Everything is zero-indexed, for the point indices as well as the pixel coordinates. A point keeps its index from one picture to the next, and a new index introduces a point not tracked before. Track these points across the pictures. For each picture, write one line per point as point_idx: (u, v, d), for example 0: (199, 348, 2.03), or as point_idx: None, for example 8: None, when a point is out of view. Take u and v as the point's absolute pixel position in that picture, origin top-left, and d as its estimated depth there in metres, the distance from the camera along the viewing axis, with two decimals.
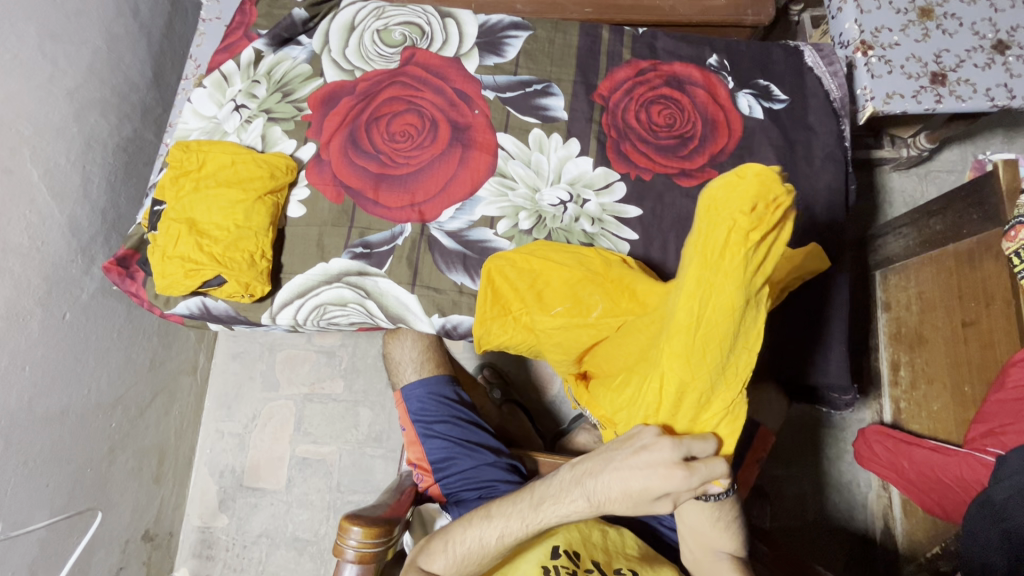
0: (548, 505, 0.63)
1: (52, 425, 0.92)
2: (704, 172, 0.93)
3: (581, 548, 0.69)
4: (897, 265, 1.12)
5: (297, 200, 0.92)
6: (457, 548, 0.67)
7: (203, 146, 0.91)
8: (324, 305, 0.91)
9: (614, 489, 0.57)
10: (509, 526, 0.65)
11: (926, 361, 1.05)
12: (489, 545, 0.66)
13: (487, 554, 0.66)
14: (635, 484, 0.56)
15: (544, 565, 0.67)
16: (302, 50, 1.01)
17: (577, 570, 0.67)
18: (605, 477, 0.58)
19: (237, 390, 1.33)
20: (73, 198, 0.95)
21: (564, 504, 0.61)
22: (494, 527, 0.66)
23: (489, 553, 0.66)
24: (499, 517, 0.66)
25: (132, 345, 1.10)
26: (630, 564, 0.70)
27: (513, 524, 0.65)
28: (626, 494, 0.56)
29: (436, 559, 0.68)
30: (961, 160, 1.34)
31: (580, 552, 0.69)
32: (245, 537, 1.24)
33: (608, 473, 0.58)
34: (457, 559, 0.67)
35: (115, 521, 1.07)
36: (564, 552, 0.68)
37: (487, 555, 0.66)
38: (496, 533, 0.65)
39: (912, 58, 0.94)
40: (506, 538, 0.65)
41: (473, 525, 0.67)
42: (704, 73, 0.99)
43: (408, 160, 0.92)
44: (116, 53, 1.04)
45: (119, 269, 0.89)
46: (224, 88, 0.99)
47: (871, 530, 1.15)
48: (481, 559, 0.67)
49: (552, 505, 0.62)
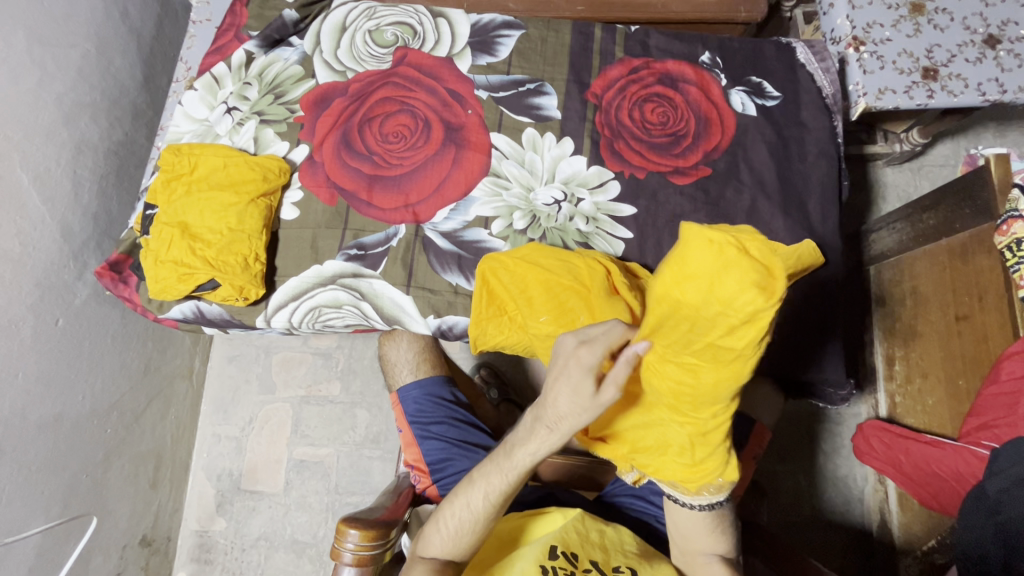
0: (519, 451, 0.62)
1: (46, 431, 0.91)
2: (698, 169, 0.93)
3: (579, 549, 0.69)
4: (891, 260, 1.12)
5: (291, 202, 0.92)
6: (451, 519, 0.67)
7: (195, 149, 0.91)
8: (319, 307, 0.90)
9: (559, 411, 0.57)
10: (491, 482, 0.65)
11: (920, 355, 1.06)
12: (478, 509, 0.65)
13: (478, 519, 0.65)
14: (568, 405, 0.56)
15: (543, 565, 0.65)
16: (293, 51, 1.00)
17: (575, 570, 0.66)
18: (551, 411, 0.58)
19: (234, 394, 1.33)
20: (64, 203, 0.94)
21: (531, 445, 0.61)
22: (479, 485, 0.66)
23: (479, 518, 0.66)
24: (481, 478, 0.66)
25: (127, 350, 1.10)
26: (629, 562, 0.69)
27: (494, 480, 0.64)
28: (572, 418, 0.56)
29: (432, 536, 0.68)
30: (954, 154, 1.35)
31: (578, 553, 0.68)
32: (244, 540, 1.24)
33: (547, 399, 0.58)
34: (452, 533, 0.66)
35: (112, 527, 1.06)
36: (562, 554, 0.67)
37: (481, 519, 0.66)
38: (482, 496, 0.65)
39: (904, 54, 0.94)
40: (493, 496, 0.65)
41: (459, 497, 0.67)
42: (697, 70, 0.99)
43: (401, 161, 0.92)
44: (106, 56, 1.03)
45: (112, 274, 0.89)
46: (215, 91, 0.99)
47: (867, 524, 1.15)
48: (476, 528, 0.66)
49: (522, 449, 0.62)
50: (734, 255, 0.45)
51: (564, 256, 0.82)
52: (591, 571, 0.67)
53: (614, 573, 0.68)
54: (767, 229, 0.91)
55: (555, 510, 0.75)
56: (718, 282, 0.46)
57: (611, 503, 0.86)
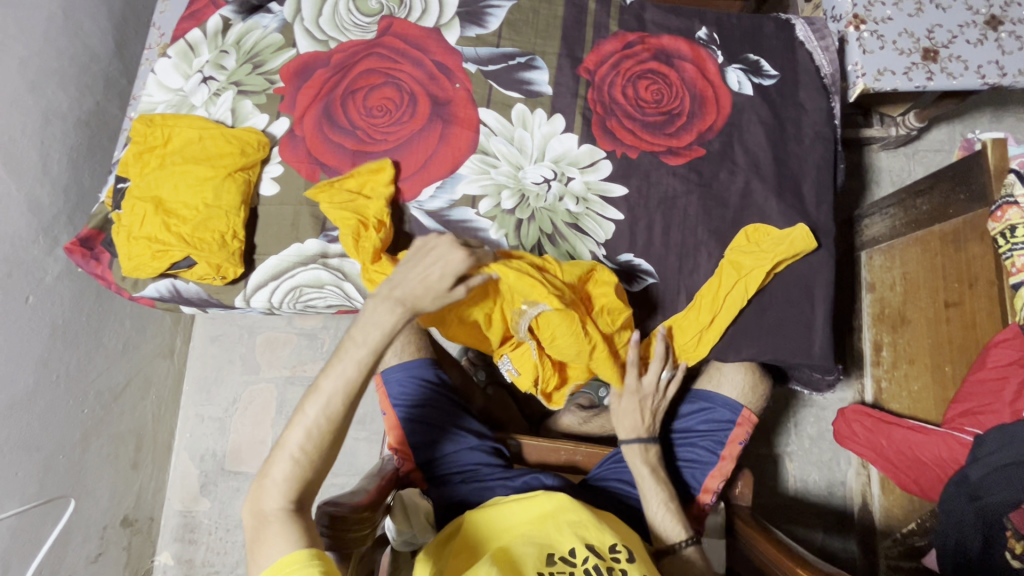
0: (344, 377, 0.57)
1: (19, 412, 0.89)
2: (692, 149, 0.91)
3: (574, 543, 0.65)
4: (883, 245, 1.12)
5: (270, 177, 0.88)
6: (270, 487, 0.55)
7: (169, 120, 0.86)
8: (301, 287, 0.87)
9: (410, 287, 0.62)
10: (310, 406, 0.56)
11: (908, 340, 1.05)
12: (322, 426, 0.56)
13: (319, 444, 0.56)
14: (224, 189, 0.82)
15: (540, 572, 0.62)
16: (273, 18, 0.95)
17: (575, 569, 0.63)
18: (379, 317, 0.60)
19: (217, 374, 1.30)
20: (32, 174, 0.90)
21: (355, 348, 0.58)
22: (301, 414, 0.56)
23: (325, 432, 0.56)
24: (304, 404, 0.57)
25: (103, 328, 1.07)
26: (625, 543, 0.67)
27: (321, 421, 0.56)
28: (402, 297, 0.62)
29: (270, 507, 0.54)
30: (949, 140, 1.34)
31: (574, 548, 0.64)
32: (228, 521, 1.23)
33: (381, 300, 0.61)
34: (291, 474, 0.55)
35: (91, 507, 1.05)
36: (559, 558, 0.64)
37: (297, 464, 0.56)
38: (321, 424, 0.56)
39: (905, 34, 0.93)
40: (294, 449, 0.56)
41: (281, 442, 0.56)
42: (693, 47, 0.96)
43: (386, 136, 0.89)
44: (73, 19, 0.97)
45: (82, 250, 0.84)
46: (190, 59, 0.94)
47: (849, 507, 1.17)
48: (305, 479, 0.56)
49: (338, 378, 0.57)
50: (156, 135, 0.85)
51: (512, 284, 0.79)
52: (590, 559, 0.63)
53: (610, 554, 0.65)
54: (759, 212, 0.89)
55: (540, 493, 0.70)
56: (185, 135, 0.85)
57: (597, 486, 0.86)
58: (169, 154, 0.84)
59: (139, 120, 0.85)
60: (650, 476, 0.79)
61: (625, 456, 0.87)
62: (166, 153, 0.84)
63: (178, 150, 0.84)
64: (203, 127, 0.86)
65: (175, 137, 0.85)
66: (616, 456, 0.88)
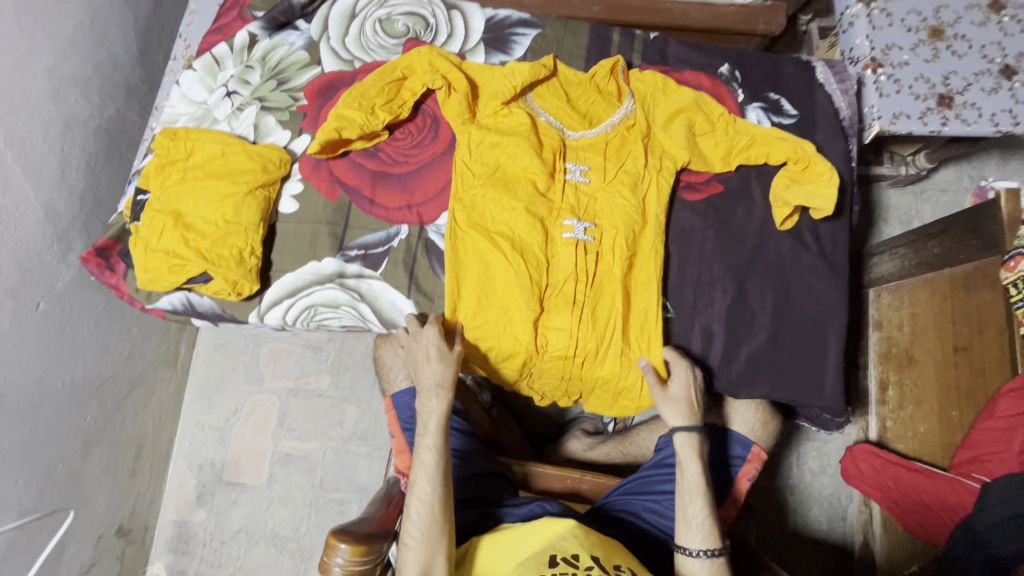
0: (431, 448, 0.73)
1: (24, 419, 0.88)
2: (710, 185, 0.92)
3: (578, 549, 0.64)
4: (891, 284, 1.13)
5: (290, 194, 0.88)
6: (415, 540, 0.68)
7: (192, 134, 0.86)
8: (315, 306, 0.86)
9: (410, 568, 0.66)
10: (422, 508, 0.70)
11: (915, 382, 1.06)
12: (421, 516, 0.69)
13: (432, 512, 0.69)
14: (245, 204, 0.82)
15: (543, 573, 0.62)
16: (299, 36, 0.96)
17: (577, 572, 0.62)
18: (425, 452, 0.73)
19: (219, 382, 1.30)
20: (50, 181, 0.89)
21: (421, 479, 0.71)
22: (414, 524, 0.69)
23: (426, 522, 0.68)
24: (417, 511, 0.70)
25: (110, 335, 1.06)
26: (630, 564, 0.66)
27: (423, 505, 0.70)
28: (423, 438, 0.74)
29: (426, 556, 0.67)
30: (956, 180, 1.36)
31: (578, 553, 0.64)
32: (223, 533, 1.22)
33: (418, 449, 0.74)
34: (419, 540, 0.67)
35: (87, 516, 1.04)
36: (562, 560, 0.63)
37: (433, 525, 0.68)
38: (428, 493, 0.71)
39: (921, 79, 0.95)
40: (427, 477, 0.71)
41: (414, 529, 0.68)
42: (714, 83, 0.97)
43: (407, 158, 0.90)
44: (99, 27, 0.98)
45: (98, 260, 0.84)
46: (215, 73, 0.94)
47: (850, 544, 1.16)
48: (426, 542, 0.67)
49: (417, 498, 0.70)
50: (178, 147, 0.85)
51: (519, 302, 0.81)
52: (593, 568, 0.63)
53: (615, 570, 0.64)
54: (776, 252, 0.89)
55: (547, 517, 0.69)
56: (205, 149, 0.85)
57: (602, 518, 0.84)
58: (190, 167, 0.84)
59: (164, 130, 0.86)
60: (697, 459, 0.78)
61: (634, 489, 0.87)
62: (188, 166, 0.84)
63: (198, 164, 0.84)
64: (223, 139, 0.86)
65: (195, 149, 0.85)
66: (624, 488, 0.88)
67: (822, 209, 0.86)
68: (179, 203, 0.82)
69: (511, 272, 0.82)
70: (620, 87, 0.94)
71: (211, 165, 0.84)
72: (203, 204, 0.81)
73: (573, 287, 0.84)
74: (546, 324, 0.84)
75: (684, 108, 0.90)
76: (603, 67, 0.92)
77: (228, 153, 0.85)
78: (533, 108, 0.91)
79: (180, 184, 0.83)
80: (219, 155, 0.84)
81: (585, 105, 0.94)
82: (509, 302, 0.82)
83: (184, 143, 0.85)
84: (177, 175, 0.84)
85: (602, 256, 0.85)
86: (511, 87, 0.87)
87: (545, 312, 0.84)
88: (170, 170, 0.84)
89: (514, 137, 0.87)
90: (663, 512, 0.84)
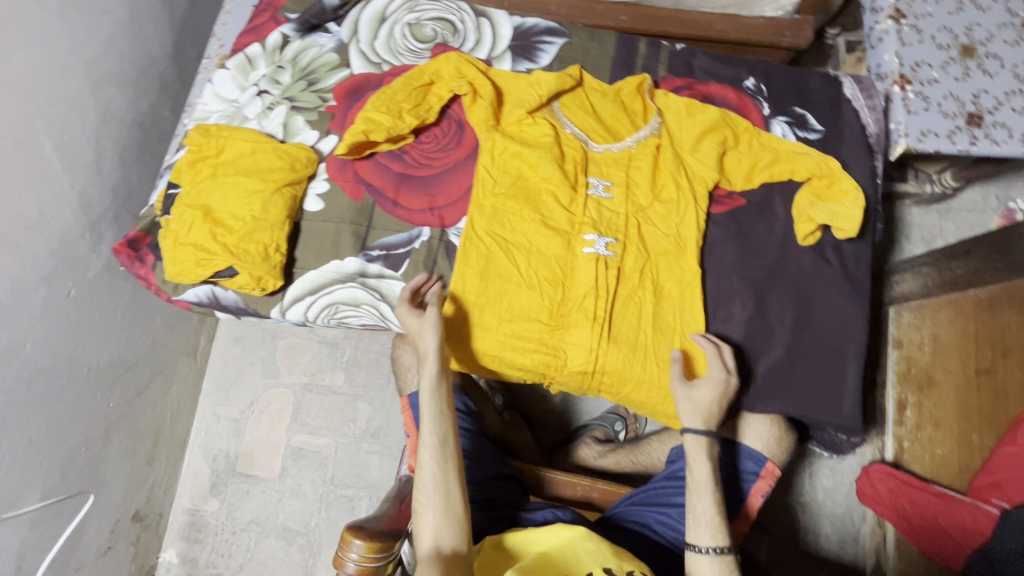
0: (430, 417, 0.74)
1: (51, 403, 0.90)
2: (732, 199, 0.91)
3: (592, 565, 0.65)
4: (912, 303, 1.12)
5: (315, 194, 0.90)
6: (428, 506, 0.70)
7: (224, 131, 0.88)
8: (337, 304, 0.88)
9: (426, 533, 0.69)
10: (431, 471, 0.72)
11: (934, 404, 1.04)
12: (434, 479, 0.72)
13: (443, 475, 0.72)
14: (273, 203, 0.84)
15: None
16: (330, 38, 0.98)
17: None
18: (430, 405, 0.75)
19: (236, 375, 1.32)
20: (85, 173, 0.92)
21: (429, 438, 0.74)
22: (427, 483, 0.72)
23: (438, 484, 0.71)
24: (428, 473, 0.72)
25: (135, 325, 1.08)
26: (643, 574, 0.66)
27: (434, 465, 0.72)
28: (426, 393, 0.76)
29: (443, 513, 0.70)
30: (983, 200, 1.33)
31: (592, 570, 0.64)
32: (235, 523, 1.23)
33: (422, 420, 0.74)
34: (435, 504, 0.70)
35: (106, 501, 1.06)
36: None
37: (444, 501, 0.71)
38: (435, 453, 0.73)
39: (950, 97, 0.94)
40: (433, 451, 0.73)
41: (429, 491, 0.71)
42: (740, 96, 0.96)
43: (431, 162, 0.92)
44: (137, 25, 1.00)
45: (128, 251, 0.86)
46: (247, 72, 0.96)
47: (861, 564, 1.15)
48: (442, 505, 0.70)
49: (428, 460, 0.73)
50: (208, 145, 0.87)
51: (536, 316, 0.84)
52: None
53: None
54: (796, 268, 0.88)
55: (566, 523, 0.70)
56: (235, 146, 0.87)
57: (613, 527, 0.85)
58: (219, 164, 0.86)
59: (196, 128, 0.88)
60: (705, 460, 0.77)
61: (645, 500, 0.87)
62: (218, 163, 0.86)
63: (227, 162, 0.86)
64: (252, 138, 0.88)
65: (225, 147, 0.87)
66: (635, 499, 0.88)
67: (845, 229, 0.86)
68: (208, 200, 0.84)
69: (530, 288, 0.85)
70: (645, 106, 0.94)
71: (240, 162, 0.86)
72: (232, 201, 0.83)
73: (594, 305, 0.84)
74: (566, 337, 0.85)
75: (712, 123, 0.89)
76: (630, 83, 0.94)
77: (257, 151, 0.86)
78: (559, 119, 0.92)
79: (209, 182, 0.84)
80: (248, 153, 0.86)
81: (608, 118, 0.94)
82: (529, 315, 0.84)
83: (215, 141, 0.87)
84: (207, 172, 0.86)
85: (622, 272, 0.86)
86: (538, 96, 0.89)
87: (563, 327, 0.85)
88: (200, 166, 0.86)
89: (536, 151, 0.89)
90: (674, 526, 0.84)
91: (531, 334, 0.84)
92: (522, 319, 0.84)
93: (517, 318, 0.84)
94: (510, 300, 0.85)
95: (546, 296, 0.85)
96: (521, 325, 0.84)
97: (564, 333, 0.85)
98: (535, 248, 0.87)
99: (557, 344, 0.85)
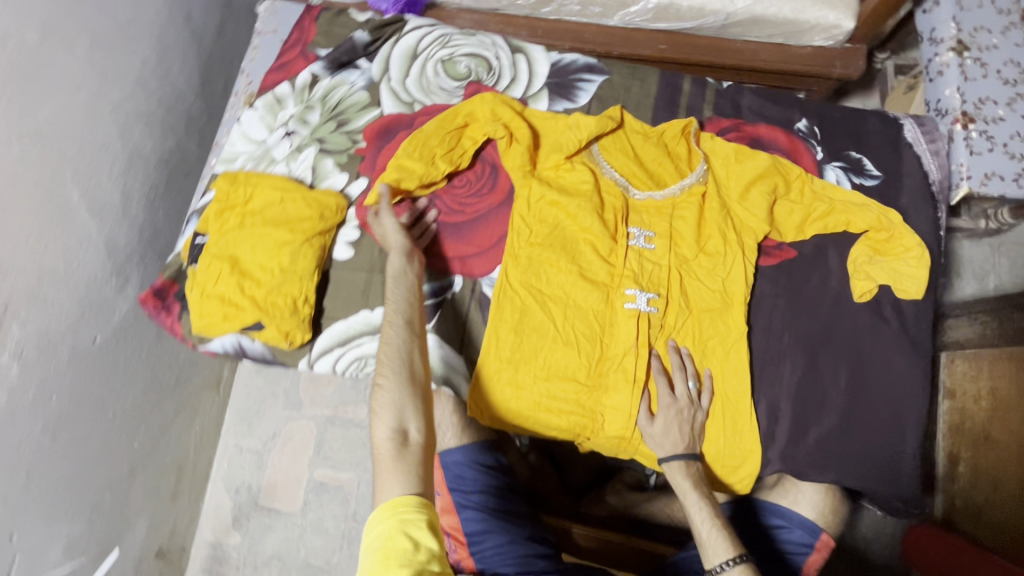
0: (396, 301, 0.72)
1: (76, 451, 0.89)
2: (782, 250, 0.87)
3: None
4: (968, 350, 1.06)
5: (345, 241, 0.87)
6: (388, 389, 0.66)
7: (252, 178, 0.86)
8: (366, 357, 0.84)
9: (385, 416, 0.64)
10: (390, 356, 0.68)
11: (992, 463, 0.98)
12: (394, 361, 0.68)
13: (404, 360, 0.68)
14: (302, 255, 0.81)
15: None
16: (360, 75, 0.94)
17: None
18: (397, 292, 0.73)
19: (259, 406, 1.30)
20: (112, 216, 0.90)
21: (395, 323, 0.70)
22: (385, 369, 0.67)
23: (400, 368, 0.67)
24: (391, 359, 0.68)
25: (160, 363, 1.07)
26: None
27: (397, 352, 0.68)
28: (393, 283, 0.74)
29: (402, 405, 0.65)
30: None
31: None
32: (256, 558, 1.22)
33: (388, 301, 0.72)
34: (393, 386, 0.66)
35: (130, 541, 1.05)
36: None
37: (409, 374, 0.67)
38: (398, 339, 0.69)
39: (1017, 136, 0.87)
40: (399, 324, 0.70)
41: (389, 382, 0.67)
42: (791, 139, 0.91)
43: (464, 208, 0.88)
44: (165, 61, 0.98)
45: (155, 301, 0.84)
46: (276, 112, 0.94)
47: None
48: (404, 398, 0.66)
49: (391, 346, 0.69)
50: (236, 193, 0.85)
51: (572, 374, 0.80)
52: None
53: None
54: (852, 327, 0.83)
55: None
56: (263, 194, 0.84)
57: None
58: (247, 213, 0.83)
59: (223, 175, 0.86)
60: (690, 489, 0.74)
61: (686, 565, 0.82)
62: (246, 212, 0.83)
63: (255, 211, 0.83)
64: (281, 185, 0.85)
65: (253, 194, 0.84)
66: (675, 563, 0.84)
67: (908, 290, 0.83)
68: (235, 251, 0.81)
69: (567, 344, 0.81)
70: (690, 149, 0.90)
71: (268, 211, 0.83)
72: (260, 253, 0.80)
73: (635, 365, 0.80)
74: (603, 398, 0.81)
75: (762, 171, 0.84)
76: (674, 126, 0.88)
77: (286, 200, 0.84)
78: (598, 163, 0.87)
79: (236, 232, 0.82)
80: (276, 202, 0.84)
81: (651, 162, 0.89)
82: (566, 374, 0.80)
83: (242, 189, 0.85)
84: (235, 221, 0.83)
85: (664, 328, 0.82)
86: (576, 141, 0.84)
87: (601, 387, 0.81)
88: (227, 215, 0.84)
89: (574, 199, 0.85)
90: None
91: (568, 395, 0.80)
92: (558, 378, 0.80)
93: (553, 377, 0.80)
94: (546, 356, 0.80)
95: (584, 354, 0.81)
96: (558, 385, 0.80)
97: (602, 393, 0.81)
98: (573, 301, 0.82)
99: (594, 405, 0.80)
